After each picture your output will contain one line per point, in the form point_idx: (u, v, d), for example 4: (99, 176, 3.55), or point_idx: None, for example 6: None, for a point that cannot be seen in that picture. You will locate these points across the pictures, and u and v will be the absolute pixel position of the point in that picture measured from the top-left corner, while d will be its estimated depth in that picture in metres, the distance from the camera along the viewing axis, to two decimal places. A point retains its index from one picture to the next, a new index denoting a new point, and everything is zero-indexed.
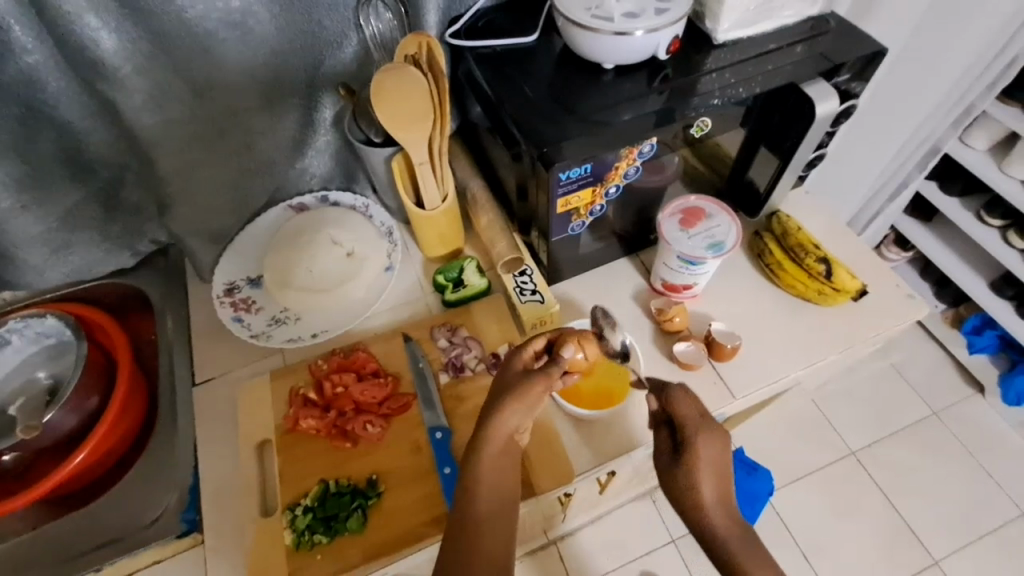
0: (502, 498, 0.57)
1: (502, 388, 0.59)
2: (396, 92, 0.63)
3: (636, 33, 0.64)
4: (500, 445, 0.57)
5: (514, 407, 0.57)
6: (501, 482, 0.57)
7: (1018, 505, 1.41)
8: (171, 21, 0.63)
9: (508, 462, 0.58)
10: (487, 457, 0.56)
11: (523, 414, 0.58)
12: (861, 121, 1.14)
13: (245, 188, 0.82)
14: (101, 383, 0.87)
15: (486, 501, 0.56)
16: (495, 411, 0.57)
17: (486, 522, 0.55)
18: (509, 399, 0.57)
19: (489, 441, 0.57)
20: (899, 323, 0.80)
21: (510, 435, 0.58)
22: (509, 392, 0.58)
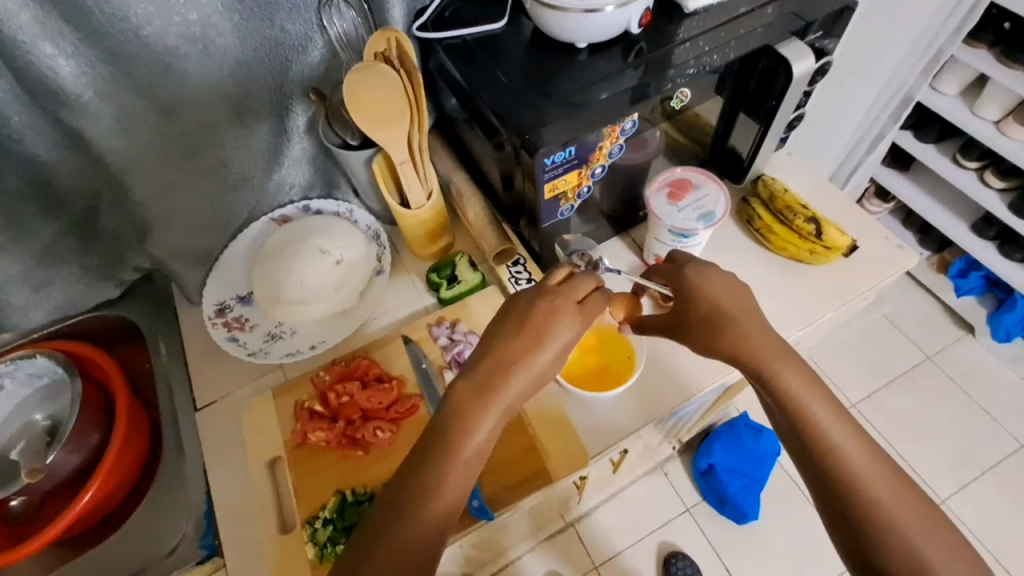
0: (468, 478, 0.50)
1: (492, 349, 0.54)
2: (371, 92, 0.61)
3: (606, 9, 0.63)
4: (493, 418, 0.51)
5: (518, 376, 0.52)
6: (473, 461, 0.51)
7: (1015, 437, 1.45)
8: (128, 40, 0.61)
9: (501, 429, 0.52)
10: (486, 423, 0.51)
11: (524, 378, 0.53)
12: (839, 76, 1.12)
13: (224, 205, 0.80)
14: (99, 419, 0.85)
15: (462, 460, 0.50)
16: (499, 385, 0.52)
17: (435, 507, 0.49)
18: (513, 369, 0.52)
19: (482, 412, 0.51)
20: (889, 273, 0.81)
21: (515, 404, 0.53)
22: (510, 366, 0.53)
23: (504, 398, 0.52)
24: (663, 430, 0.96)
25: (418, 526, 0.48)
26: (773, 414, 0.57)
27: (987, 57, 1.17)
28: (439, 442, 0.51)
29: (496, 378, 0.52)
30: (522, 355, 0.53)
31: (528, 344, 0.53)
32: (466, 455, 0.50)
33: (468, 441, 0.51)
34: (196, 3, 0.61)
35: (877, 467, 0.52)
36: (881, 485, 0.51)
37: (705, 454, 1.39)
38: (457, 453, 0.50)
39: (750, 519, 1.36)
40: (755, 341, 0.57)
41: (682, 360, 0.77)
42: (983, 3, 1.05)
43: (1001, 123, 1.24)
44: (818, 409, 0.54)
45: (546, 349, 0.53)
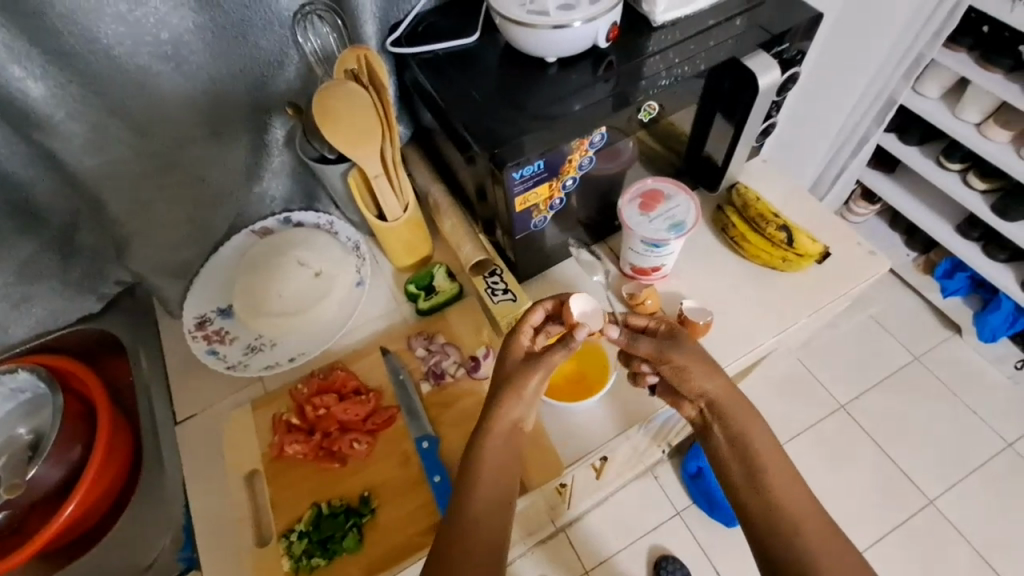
0: (500, 494, 0.58)
1: (498, 385, 0.61)
2: (342, 112, 0.62)
3: (575, 24, 0.64)
4: (499, 432, 0.60)
5: (512, 398, 0.60)
6: (495, 483, 0.58)
7: (1001, 437, 1.46)
8: (99, 60, 0.62)
9: (512, 445, 0.60)
10: (491, 444, 0.59)
11: (525, 402, 0.61)
12: (817, 78, 1.14)
13: (203, 219, 0.81)
14: (82, 431, 0.86)
15: (487, 473, 0.58)
16: (503, 410, 0.60)
17: (481, 522, 0.55)
18: (506, 393, 0.60)
19: (491, 438, 0.59)
20: (861, 280, 0.82)
21: (513, 423, 0.60)
22: (514, 398, 0.60)
23: (503, 417, 0.60)
24: (650, 434, 0.97)
25: (474, 531, 0.54)
26: (718, 453, 0.61)
27: (965, 59, 1.18)
28: (470, 476, 0.58)
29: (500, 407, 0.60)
30: (513, 381, 0.61)
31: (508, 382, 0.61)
32: (488, 467, 0.58)
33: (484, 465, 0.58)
34: (167, 22, 0.62)
35: (807, 517, 0.55)
36: (813, 532, 0.54)
37: (695, 457, 1.40)
38: (485, 479, 0.58)
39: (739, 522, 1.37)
40: (704, 378, 0.62)
41: None
42: (963, 6, 1.06)
43: (982, 125, 1.26)
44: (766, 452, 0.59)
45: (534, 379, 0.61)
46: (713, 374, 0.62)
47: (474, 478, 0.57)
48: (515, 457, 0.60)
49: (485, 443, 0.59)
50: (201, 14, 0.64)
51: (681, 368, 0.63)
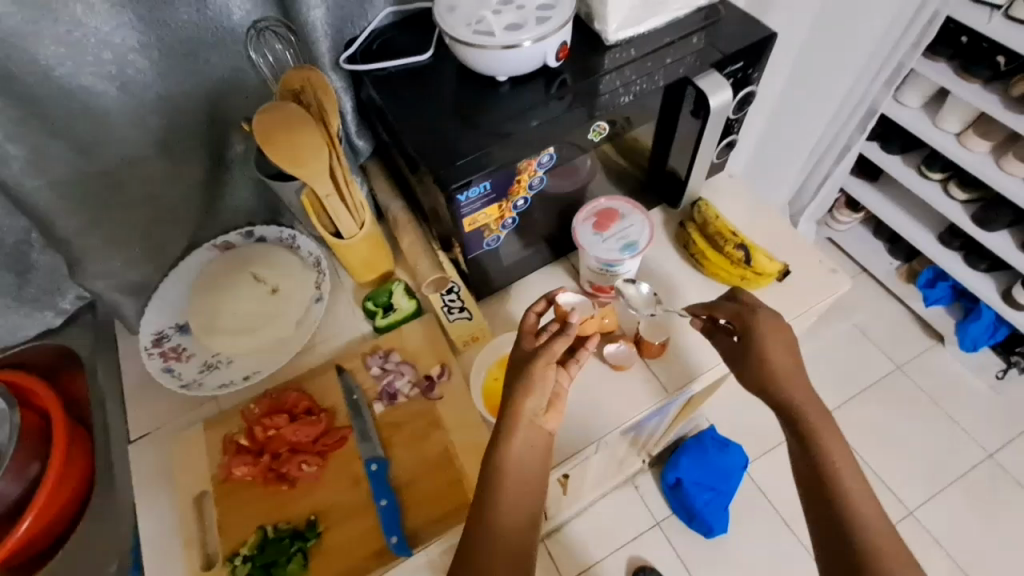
0: (525, 487, 0.58)
1: (512, 381, 0.60)
2: (285, 132, 0.61)
3: (523, 44, 0.63)
4: (520, 431, 0.58)
5: (527, 396, 0.59)
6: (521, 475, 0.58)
7: (982, 446, 1.46)
8: (39, 81, 0.61)
9: (536, 439, 0.59)
10: (513, 444, 0.58)
11: (537, 394, 0.59)
12: (792, 89, 1.14)
13: (159, 235, 0.81)
14: (38, 449, 0.84)
15: (510, 473, 0.57)
16: (512, 404, 0.59)
17: (506, 518, 0.57)
18: (521, 391, 0.59)
19: (511, 434, 0.58)
20: (821, 298, 0.82)
21: (531, 419, 0.59)
22: (528, 394, 0.59)
23: (522, 415, 0.58)
24: (628, 442, 0.96)
25: (499, 528, 0.56)
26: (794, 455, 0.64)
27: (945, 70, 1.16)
28: (497, 475, 0.57)
29: (512, 403, 0.59)
30: (527, 380, 0.59)
31: (524, 380, 0.59)
32: (509, 468, 0.57)
33: (507, 463, 0.57)
34: (109, 42, 0.62)
35: (884, 538, 0.57)
36: (892, 554, 0.56)
37: (674, 468, 1.39)
38: (512, 474, 0.57)
39: (717, 533, 1.37)
40: (781, 362, 0.65)
41: (611, 387, 0.77)
42: (941, 16, 1.05)
43: (962, 135, 1.24)
44: (842, 464, 0.61)
45: (545, 372, 0.59)
46: (787, 357, 0.65)
47: (498, 479, 0.57)
48: (540, 448, 0.60)
49: (507, 444, 0.58)
50: (146, 33, 0.64)
51: (763, 349, 0.65)
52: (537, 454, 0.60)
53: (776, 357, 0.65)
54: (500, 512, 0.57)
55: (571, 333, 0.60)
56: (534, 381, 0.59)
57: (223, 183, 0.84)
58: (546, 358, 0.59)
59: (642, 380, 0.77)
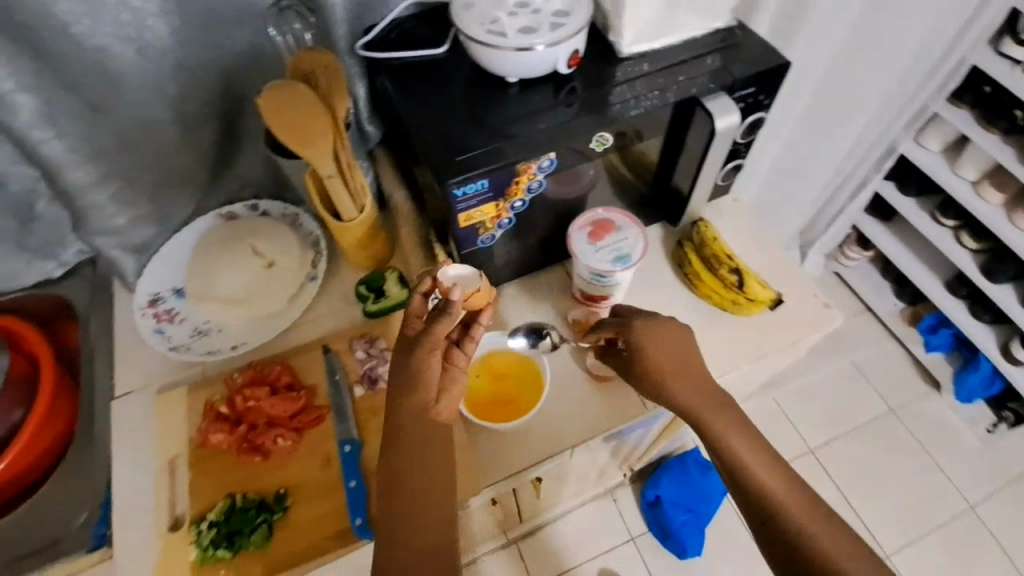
0: (440, 483, 0.57)
1: (398, 380, 0.59)
2: (291, 112, 0.62)
3: (535, 48, 0.64)
4: (419, 431, 0.58)
5: (414, 390, 0.58)
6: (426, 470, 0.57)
7: (966, 498, 1.44)
8: (58, 38, 0.62)
9: (441, 438, 0.59)
10: (413, 445, 0.58)
11: (425, 386, 0.58)
12: (810, 112, 1.15)
13: (163, 199, 0.82)
14: (24, 394, 0.88)
15: (412, 471, 0.57)
16: (401, 402, 0.58)
17: (419, 514, 0.55)
18: (405, 387, 0.58)
19: (402, 436, 0.58)
20: (812, 331, 0.82)
21: (427, 414, 0.59)
22: (413, 386, 0.58)
23: (414, 413, 0.58)
24: (610, 451, 0.95)
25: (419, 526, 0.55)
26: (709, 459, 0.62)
27: (968, 118, 1.13)
28: (397, 478, 0.57)
29: (399, 400, 0.59)
30: (414, 377, 0.58)
31: (409, 377, 0.58)
32: (416, 469, 0.57)
33: (409, 465, 0.57)
34: (129, 5, 0.63)
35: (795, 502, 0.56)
36: (813, 520, 0.55)
37: (654, 485, 1.39)
38: (415, 469, 0.57)
39: (689, 555, 1.36)
40: (660, 354, 0.65)
41: (592, 395, 0.77)
42: (966, 64, 1.03)
43: (979, 184, 1.22)
44: (742, 449, 0.60)
45: (432, 362, 0.58)
46: (662, 349, 0.65)
47: (404, 478, 0.57)
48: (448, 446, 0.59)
49: (404, 446, 0.58)
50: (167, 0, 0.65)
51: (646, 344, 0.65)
52: (442, 445, 0.59)
53: (653, 351, 0.65)
54: (418, 509, 0.55)
55: (453, 312, 0.56)
56: (417, 375, 0.58)
57: (232, 155, 0.85)
58: (426, 348, 0.57)
59: (625, 393, 0.77)
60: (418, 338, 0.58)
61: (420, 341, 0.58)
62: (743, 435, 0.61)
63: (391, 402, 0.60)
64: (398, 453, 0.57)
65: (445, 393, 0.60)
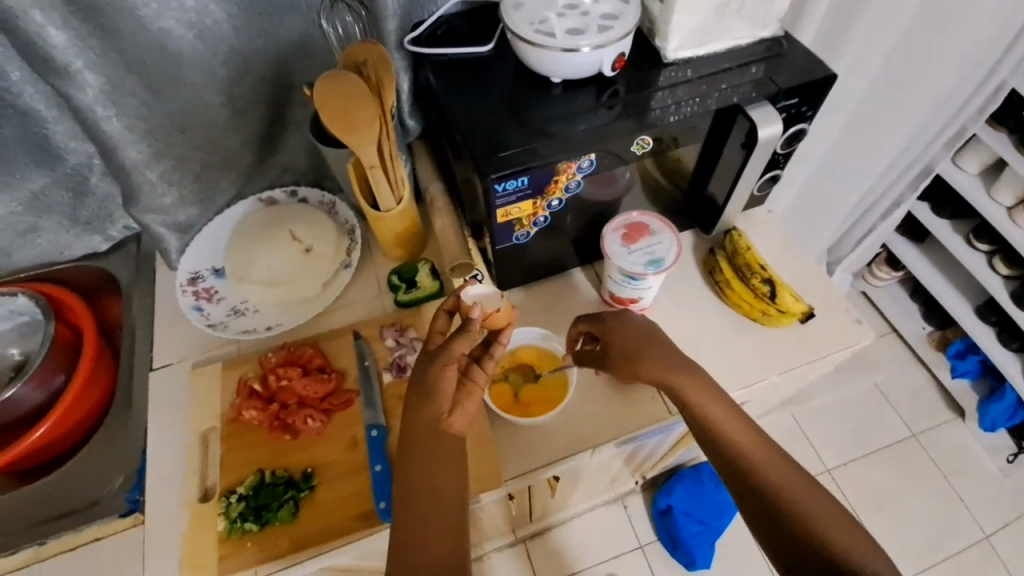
0: (454, 495, 0.58)
1: (415, 387, 0.60)
2: (339, 97, 0.64)
3: (582, 49, 0.65)
4: (434, 441, 0.59)
5: (430, 400, 0.59)
6: (436, 488, 0.57)
7: (984, 529, 1.40)
8: (125, 19, 0.65)
9: (457, 450, 0.59)
10: (427, 453, 0.58)
11: (441, 396, 0.59)
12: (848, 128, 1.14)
13: (209, 181, 0.85)
14: (66, 363, 0.91)
15: (426, 479, 0.58)
16: (416, 413, 0.60)
17: (431, 524, 0.56)
18: (422, 397, 0.59)
19: (417, 444, 0.59)
20: (842, 347, 0.81)
21: (442, 424, 0.59)
22: (429, 396, 0.59)
23: (429, 421, 0.59)
24: (627, 456, 0.96)
25: (430, 534, 0.55)
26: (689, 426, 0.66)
27: (1005, 141, 1.13)
28: (410, 486, 0.57)
29: (415, 410, 0.60)
30: (431, 386, 0.59)
31: (427, 387, 0.59)
32: (429, 478, 0.58)
33: (422, 472, 0.58)
34: None
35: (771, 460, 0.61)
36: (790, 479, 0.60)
37: (665, 494, 1.39)
38: (425, 481, 0.57)
39: (698, 567, 1.35)
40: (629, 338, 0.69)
41: (616, 396, 0.77)
42: (1008, 86, 1.01)
43: (1013, 211, 1.20)
44: (719, 414, 0.64)
45: (447, 374, 0.59)
46: (633, 330, 0.70)
47: (418, 484, 0.57)
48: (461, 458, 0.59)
49: (419, 455, 0.58)
50: None
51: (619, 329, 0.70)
52: (454, 463, 0.59)
53: (621, 334, 0.70)
54: (429, 517, 0.56)
55: (472, 331, 0.60)
56: (434, 386, 0.59)
57: (276, 141, 0.88)
58: (442, 359, 0.59)
59: (649, 398, 0.77)
60: (437, 352, 0.61)
61: (437, 355, 0.60)
62: (720, 403, 0.65)
63: (407, 408, 0.61)
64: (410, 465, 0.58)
65: (463, 406, 0.60)
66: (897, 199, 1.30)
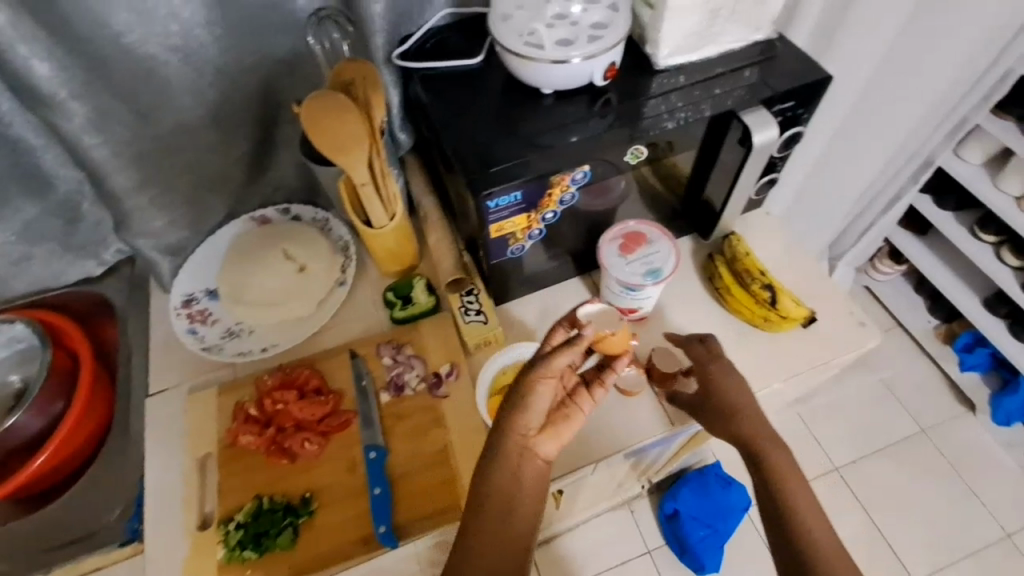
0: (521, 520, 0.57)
1: (510, 397, 0.60)
2: (327, 119, 0.62)
3: (572, 60, 0.64)
4: (517, 459, 0.58)
5: (523, 414, 0.59)
6: (512, 500, 0.57)
7: (1000, 526, 1.38)
8: (109, 46, 0.64)
9: (538, 474, 0.59)
10: (504, 468, 0.57)
11: (532, 413, 0.59)
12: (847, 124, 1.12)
13: (201, 202, 0.84)
14: (65, 388, 0.90)
15: (500, 496, 0.57)
16: (506, 425, 0.59)
17: (498, 541, 0.56)
18: (515, 408, 0.59)
19: (499, 456, 0.58)
20: (846, 350, 0.80)
21: (528, 443, 0.59)
22: (521, 410, 0.59)
23: (517, 439, 0.58)
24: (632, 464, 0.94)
25: (495, 553, 0.55)
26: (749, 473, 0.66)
27: (1012, 129, 1.10)
28: (485, 499, 0.57)
29: (505, 420, 0.59)
30: (524, 400, 0.59)
31: (525, 398, 0.59)
32: (504, 494, 0.57)
33: (499, 486, 0.57)
34: (178, 16, 0.65)
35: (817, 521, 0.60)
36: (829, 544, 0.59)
37: (672, 498, 1.37)
38: (500, 493, 0.57)
39: (707, 572, 1.33)
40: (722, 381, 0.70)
41: (617, 409, 0.76)
42: (1015, 73, 1.00)
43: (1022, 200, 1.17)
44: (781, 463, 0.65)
45: (543, 387, 0.59)
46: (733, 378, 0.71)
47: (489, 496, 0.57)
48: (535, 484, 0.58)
49: (501, 467, 0.57)
50: (212, 10, 0.67)
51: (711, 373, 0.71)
52: (535, 484, 0.58)
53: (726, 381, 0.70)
54: (498, 535, 0.56)
55: (579, 348, 0.58)
56: (531, 397, 0.59)
57: (267, 160, 0.87)
58: (542, 372, 0.59)
59: (649, 409, 0.76)
60: (538, 361, 0.60)
61: (539, 365, 0.59)
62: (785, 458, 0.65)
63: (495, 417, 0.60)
64: (488, 472, 0.57)
65: (552, 428, 0.60)
66: (899, 192, 1.29)
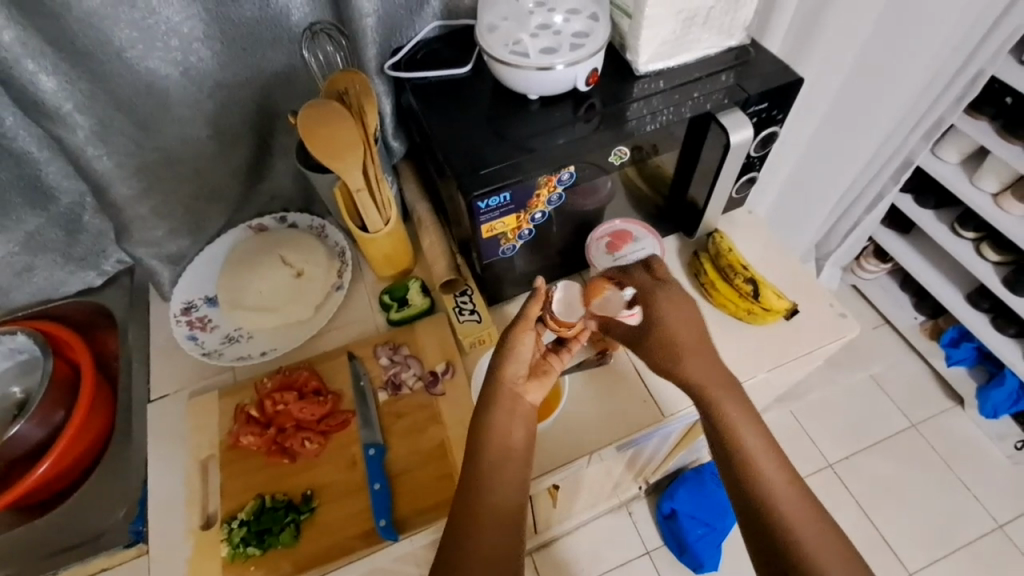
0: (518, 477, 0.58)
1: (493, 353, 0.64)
2: (325, 131, 0.65)
3: (556, 67, 0.67)
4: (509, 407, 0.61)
5: (512, 364, 0.63)
6: (509, 451, 0.59)
7: (992, 516, 1.41)
8: (111, 60, 0.67)
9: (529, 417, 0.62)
10: (496, 414, 0.60)
11: (518, 359, 0.63)
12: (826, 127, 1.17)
13: (200, 212, 0.87)
14: (66, 397, 0.92)
15: (497, 446, 0.58)
16: (493, 377, 0.62)
17: (489, 493, 0.56)
18: (502, 360, 0.63)
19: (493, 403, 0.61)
20: (828, 341, 0.83)
21: (515, 391, 0.62)
22: (507, 359, 0.63)
23: (503, 387, 0.62)
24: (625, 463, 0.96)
25: (489, 501, 0.56)
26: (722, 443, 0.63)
27: (986, 129, 1.14)
28: (480, 454, 0.58)
29: (494, 371, 0.63)
30: (503, 350, 0.63)
31: (505, 348, 0.63)
32: (496, 446, 0.58)
33: (494, 440, 0.58)
34: (177, 31, 0.68)
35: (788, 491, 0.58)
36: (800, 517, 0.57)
37: (670, 498, 1.39)
38: (494, 439, 0.58)
39: (706, 570, 1.35)
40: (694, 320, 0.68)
41: (609, 403, 0.78)
42: (984, 76, 1.04)
43: (999, 197, 1.21)
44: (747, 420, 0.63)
45: (526, 340, 0.64)
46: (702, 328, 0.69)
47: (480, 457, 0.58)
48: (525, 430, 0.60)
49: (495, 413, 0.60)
50: (210, 26, 0.70)
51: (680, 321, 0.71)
52: (526, 427, 0.61)
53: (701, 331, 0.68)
54: (492, 483, 0.56)
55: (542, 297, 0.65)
56: (510, 348, 0.63)
57: (264, 170, 0.90)
58: (519, 321, 0.64)
59: (641, 399, 0.78)
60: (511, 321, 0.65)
61: (513, 320, 0.64)
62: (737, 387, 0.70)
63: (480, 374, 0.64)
64: (479, 431, 0.59)
65: (535, 377, 0.65)
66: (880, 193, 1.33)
